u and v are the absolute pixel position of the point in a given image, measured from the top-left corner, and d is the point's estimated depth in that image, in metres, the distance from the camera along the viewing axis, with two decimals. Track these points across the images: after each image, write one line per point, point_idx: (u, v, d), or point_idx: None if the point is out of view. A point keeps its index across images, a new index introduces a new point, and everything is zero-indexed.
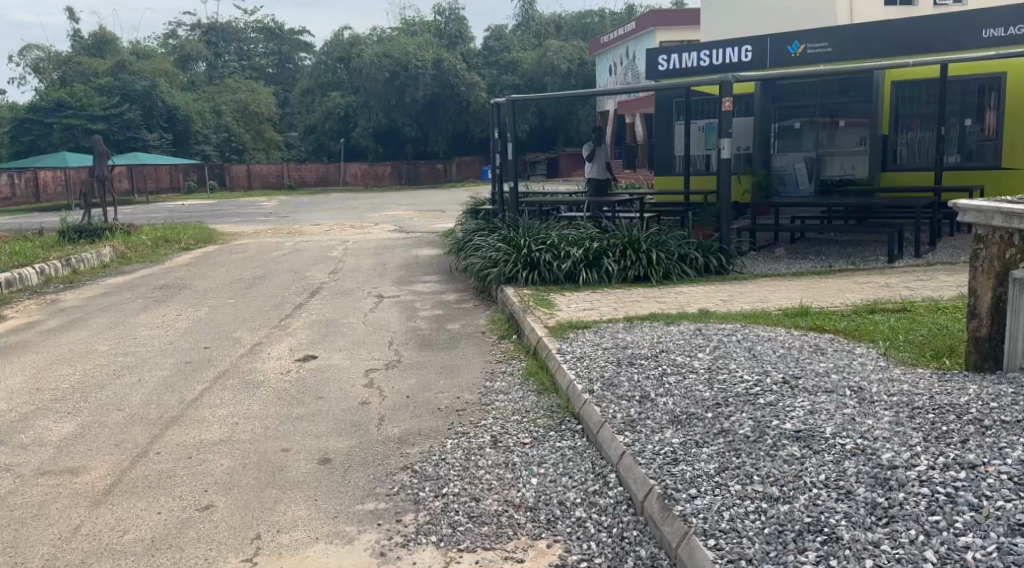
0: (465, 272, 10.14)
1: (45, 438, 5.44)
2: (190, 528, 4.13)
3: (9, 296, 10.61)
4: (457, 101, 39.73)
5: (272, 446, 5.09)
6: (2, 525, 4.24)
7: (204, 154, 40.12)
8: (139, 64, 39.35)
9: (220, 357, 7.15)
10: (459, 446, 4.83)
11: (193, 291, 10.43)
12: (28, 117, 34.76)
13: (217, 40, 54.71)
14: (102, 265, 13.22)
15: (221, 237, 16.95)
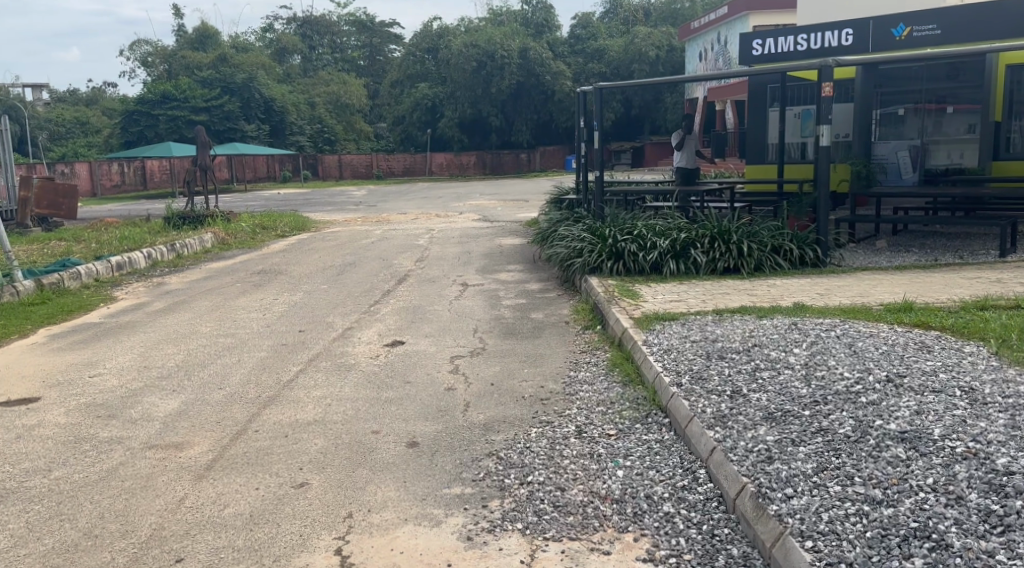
0: (549, 261, 10.11)
1: (153, 413, 5.69)
2: (286, 504, 4.25)
3: (120, 279, 11.13)
4: (543, 90, 39.71)
5: (362, 427, 5.19)
6: (114, 495, 4.45)
7: (298, 145, 41.20)
8: (238, 57, 40.65)
9: (314, 340, 7.32)
10: (543, 435, 4.82)
11: (288, 276, 10.73)
12: (137, 109, 36.43)
13: (311, 34, 56.17)
14: (204, 250, 13.74)
15: (314, 224, 17.39)
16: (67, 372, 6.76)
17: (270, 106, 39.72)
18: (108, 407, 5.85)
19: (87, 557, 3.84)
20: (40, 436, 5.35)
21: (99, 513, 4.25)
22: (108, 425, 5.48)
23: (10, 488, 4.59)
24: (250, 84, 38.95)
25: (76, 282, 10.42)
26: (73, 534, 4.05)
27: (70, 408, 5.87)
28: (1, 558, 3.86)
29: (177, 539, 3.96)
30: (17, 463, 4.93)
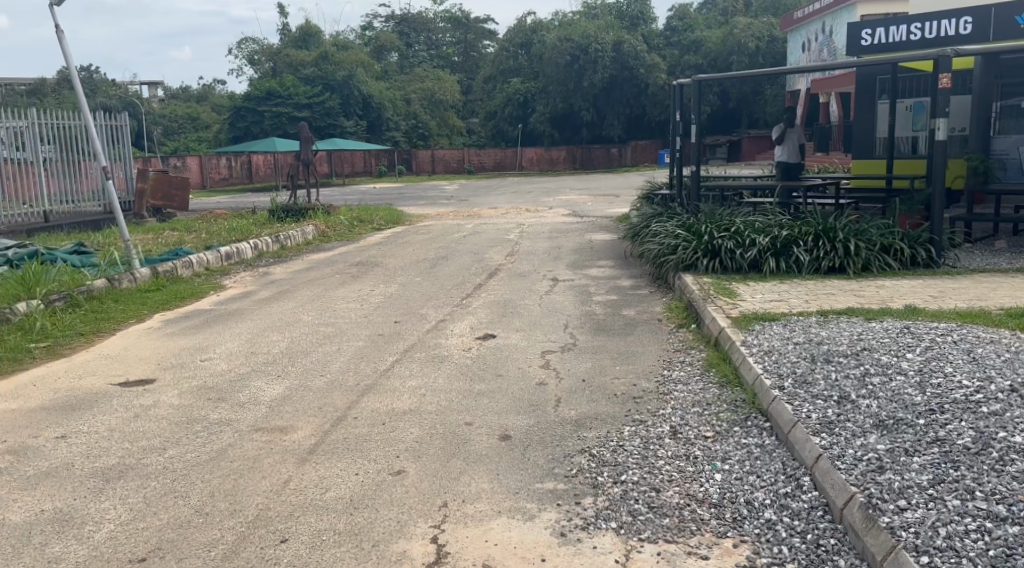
0: (641, 257, 9.99)
1: (259, 397, 5.89)
2: (384, 490, 4.34)
3: (228, 268, 11.57)
4: (638, 84, 39.26)
5: (456, 419, 5.24)
6: (223, 474, 4.63)
7: (394, 140, 41.99)
8: (338, 55, 41.70)
9: (409, 331, 7.44)
10: (636, 434, 4.76)
11: (384, 268, 10.93)
12: (244, 107, 37.89)
13: (407, 32, 57.34)
14: (306, 241, 14.14)
15: (409, 218, 17.69)
16: (180, 356, 7.06)
17: (368, 102, 40.60)
18: (218, 390, 6.09)
19: (199, 534, 4.00)
20: (157, 415, 5.61)
21: (210, 491, 4.42)
22: (218, 408, 5.70)
23: (129, 464, 4.83)
24: (350, 81, 39.92)
25: (188, 271, 10.89)
26: (186, 510, 4.23)
27: (183, 390, 6.13)
28: (122, 530, 4.07)
29: (282, 520, 4.08)
30: (136, 440, 5.18)
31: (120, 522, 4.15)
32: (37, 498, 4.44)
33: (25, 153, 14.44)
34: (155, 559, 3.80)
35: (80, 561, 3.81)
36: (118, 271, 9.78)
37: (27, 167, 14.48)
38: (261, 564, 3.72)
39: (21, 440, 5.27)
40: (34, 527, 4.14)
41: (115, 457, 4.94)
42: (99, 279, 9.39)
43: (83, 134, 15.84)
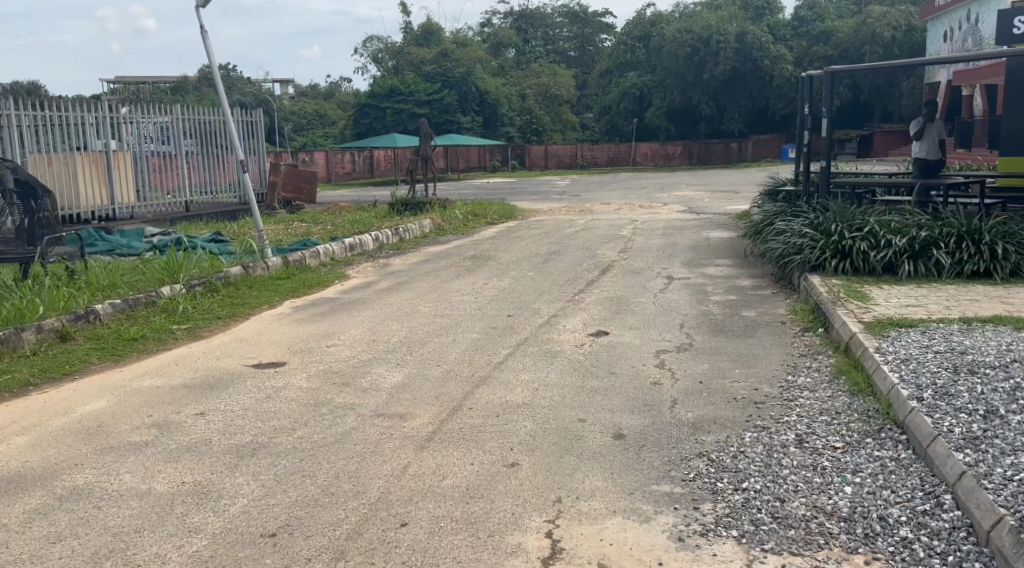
0: (762, 256, 9.68)
1: (380, 383, 6.05)
2: (498, 482, 4.36)
3: (351, 258, 11.93)
4: (762, 76, 38.10)
5: (569, 415, 5.20)
6: (347, 456, 4.79)
7: (509, 135, 42.31)
8: (458, 51, 42.29)
9: (522, 325, 7.45)
10: (759, 440, 4.59)
11: (499, 262, 11.00)
12: (367, 102, 38.96)
13: (526, 28, 57.78)
14: (423, 235, 14.39)
15: (522, 213, 17.75)
16: (307, 341, 7.31)
17: (485, 98, 41.08)
18: (342, 375, 6.28)
19: (324, 513, 4.13)
20: (286, 397, 5.84)
21: (334, 472, 4.59)
22: (343, 392, 5.89)
23: (261, 442, 5.05)
24: (468, 77, 40.44)
25: (315, 260, 11.27)
26: (313, 489, 4.40)
27: (309, 374, 6.35)
28: (254, 505, 4.25)
29: (402, 505, 4.18)
30: (267, 420, 5.42)
31: (252, 497, 4.34)
32: (178, 470, 4.69)
33: (170, 146, 15.30)
34: (285, 535, 3.95)
35: (217, 532, 4.00)
36: (252, 259, 10.23)
37: (172, 159, 15.33)
38: (382, 546, 3.82)
39: (165, 415, 5.56)
40: (176, 496, 4.37)
41: (249, 435, 5.18)
42: (234, 266, 9.85)
43: (222, 128, 16.67)
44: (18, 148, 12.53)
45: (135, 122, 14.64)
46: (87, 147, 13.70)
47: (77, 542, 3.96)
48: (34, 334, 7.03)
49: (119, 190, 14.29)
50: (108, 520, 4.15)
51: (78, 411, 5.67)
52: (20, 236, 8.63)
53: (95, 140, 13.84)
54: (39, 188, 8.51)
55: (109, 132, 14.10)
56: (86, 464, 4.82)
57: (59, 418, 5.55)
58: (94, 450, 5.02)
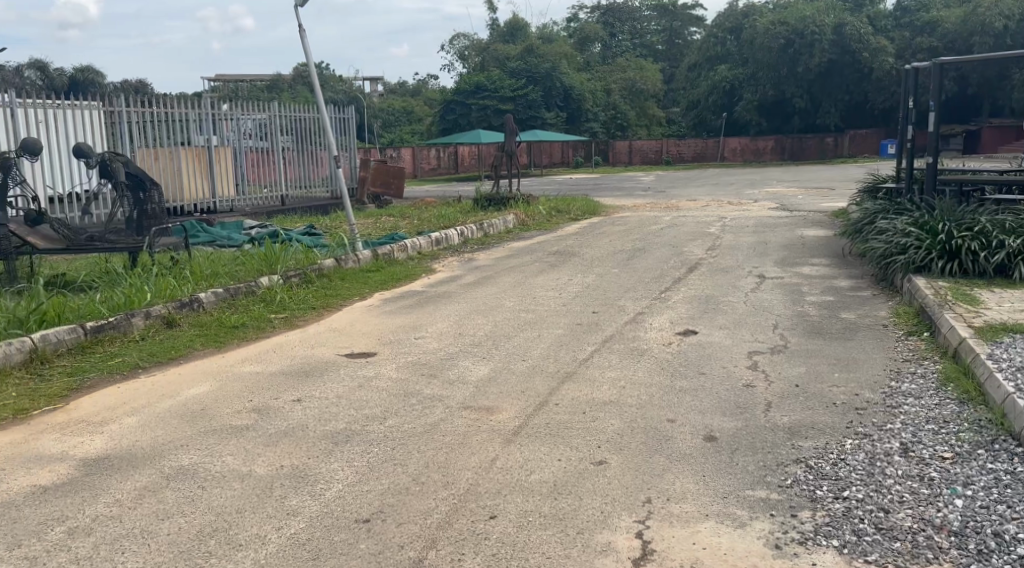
0: (861, 256, 9.36)
1: (467, 376, 6.08)
2: (586, 479, 4.33)
3: (437, 252, 12.03)
4: (859, 68, 36.79)
5: (658, 415, 5.10)
6: (436, 447, 4.84)
7: (594, 131, 42.11)
8: (544, 47, 42.22)
9: (607, 322, 7.38)
10: (860, 448, 4.43)
11: (583, 258, 10.94)
12: (453, 99, 39.37)
13: (613, 22, 57.43)
14: (508, 230, 14.42)
15: (606, 209, 17.60)
16: (395, 333, 7.39)
17: (570, 93, 41.00)
18: (429, 367, 6.34)
19: (415, 502, 4.21)
20: (377, 387, 5.93)
21: (424, 462, 4.65)
22: (430, 384, 5.94)
23: (354, 430, 5.16)
24: (552, 73, 40.46)
25: (402, 254, 11.42)
26: (404, 478, 4.48)
27: (399, 365, 6.43)
28: (348, 491, 4.37)
29: (490, 497, 4.22)
30: (359, 409, 5.52)
31: (346, 483, 4.45)
32: (276, 454, 4.83)
33: (267, 142, 15.74)
34: (377, 521, 4.05)
35: (314, 516, 4.13)
36: (344, 252, 10.43)
37: (269, 155, 15.76)
38: (472, 537, 3.85)
39: (264, 400, 5.72)
40: (275, 480, 4.51)
41: (342, 422, 5.29)
42: (327, 259, 10.06)
43: (316, 125, 17.05)
44: (126, 143, 13.08)
45: (235, 119, 15.10)
46: (190, 143, 14.19)
47: (183, 520, 4.10)
48: (142, 320, 7.33)
49: (220, 184, 14.77)
50: (212, 500, 4.30)
51: (183, 394, 5.87)
52: (129, 226, 9.05)
53: (198, 136, 14.33)
54: (149, 181, 8.91)
55: (211, 128, 14.55)
56: (191, 445, 4.99)
57: (166, 400, 5.76)
58: (198, 432, 5.19)
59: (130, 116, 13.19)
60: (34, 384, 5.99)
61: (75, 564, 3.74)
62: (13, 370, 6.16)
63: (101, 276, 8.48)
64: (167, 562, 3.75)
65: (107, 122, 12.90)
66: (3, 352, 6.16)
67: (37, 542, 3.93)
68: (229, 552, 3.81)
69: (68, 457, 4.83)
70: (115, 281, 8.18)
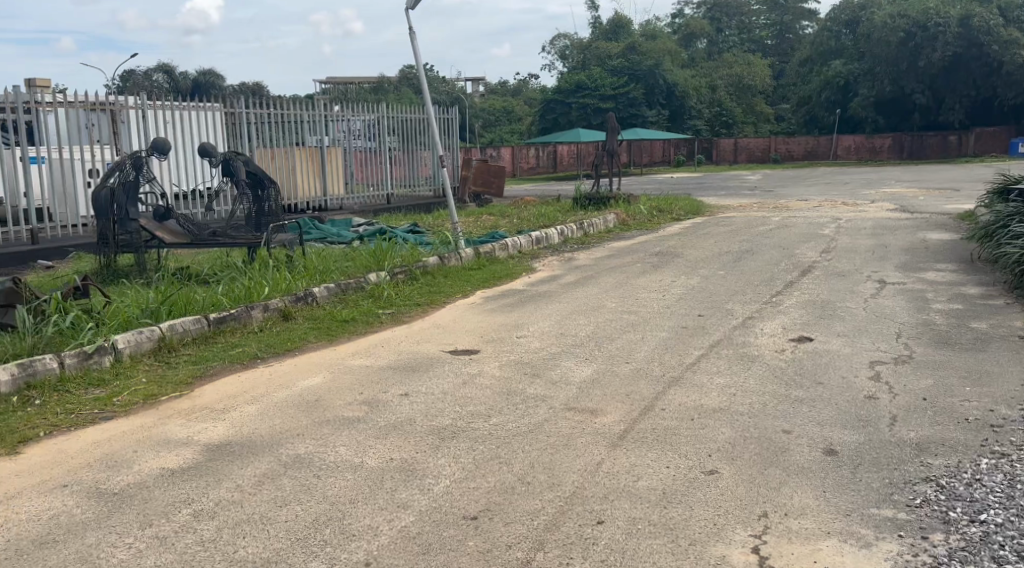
0: (991, 262, 8.83)
1: (570, 377, 6.04)
2: (697, 489, 4.21)
3: (538, 252, 12.01)
4: (987, 62, 34.52)
5: (773, 425, 4.93)
6: (541, 448, 4.81)
7: (697, 129, 41.38)
8: (648, 44, 41.69)
9: (715, 326, 7.19)
10: (997, 468, 4.17)
11: (688, 259, 10.73)
12: (554, 98, 39.31)
13: (721, 17, 57.47)
14: (607, 230, 14.28)
15: (710, 209, 17.22)
16: (498, 331, 7.41)
17: (673, 91, 40.39)
18: (532, 366, 6.32)
19: (521, 502, 4.19)
20: (480, 384, 5.95)
21: (529, 462, 4.63)
22: (534, 383, 5.92)
23: (460, 426, 5.18)
24: (656, 70, 39.91)
25: (503, 253, 11.46)
26: (510, 477, 4.46)
27: (502, 363, 6.44)
28: (455, 487, 4.38)
29: (598, 501, 4.16)
30: (464, 405, 5.54)
31: (453, 479, 4.47)
32: (386, 447, 4.89)
33: (375, 142, 16.08)
34: (485, 519, 4.05)
35: (423, 510, 4.16)
36: (448, 251, 10.54)
37: (377, 155, 16.11)
38: (581, 542, 3.80)
39: (373, 393, 5.81)
40: (385, 472, 4.58)
41: (448, 418, 5.32)
42: (432, 256, 10.19)
43: (422, 126, 17.34)
44: (245, 143, 13.57)
45: (346, 120, 15.47)
46: (304, 143, 14.63)
47: (300, 508, 4.21)
48: (260, 313, 7.57)
49: (330, 183, 15.19)
50: (326, 489, 4.39)
51: (297, 385, 6.02)
52: (248, 223, 9.37)
53: (311, 136, 14.77)
54: (267, 180, 9.25)
55: (323, 129, 14.96)
56: (306, 434, 5.11)
57: (282, 390, 5.92)
58: (313, 422, 5.31)
59: (249, 117, 13.68)
60: (162, 370, 6.27)
61: (200, 545, 3.89)
62: (143, 357, 6.46)
63: (222, 270, 8.80)
64: (285, 549, 3.85)
65: (228, 123, 13.40)
66: (135, 340, 6.47)
67: (166, 522, 4.09)
68: (343, 542, 3.90)
69: (193, 442, 5.02)
70: (234, 275, 8.48)
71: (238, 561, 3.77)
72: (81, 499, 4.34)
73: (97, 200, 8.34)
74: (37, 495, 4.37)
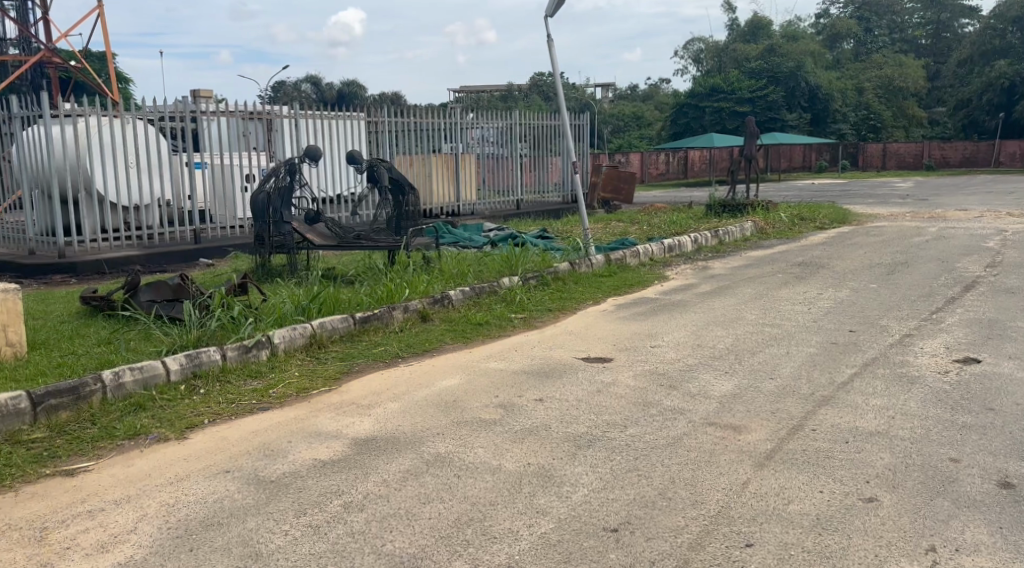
0: None
1: (710, 391, 5.86)
2: (855, 516, 4.01)
3: (670, 259, 11.79)
4: None
5: (937, 452, 4.64)
6: (682, 463, 4.69)
7: (841, 133, 39.67)
8: (788, 46, 40.34)
9: (868, 343, 6.83)
10: None
11: (834, 271, 10.25)
12: (687, 103, 38.79)
13: (870, 15, 54.83)
14: (745, 238, 13.85)
15: (857, 218, 16.43)
16: (632, 340, 7.31)
17: (816, 93, 38.86)
18: (669, 378, 6.19)
19: (664, 518, 4.10)
20: (616, 393, 5.87)
21: (671, 477, 4.52)
22: (670, 395, 5.79)
23: (597, 435, 5.12)
24: (797, 72, 38.51)
25: (635, 260, 11.31)
26: (650, 491, 4.37)
27: (637, 373, 6.34)
28: (594, 497, 4.33)
29: (745, 523, 4.01)
30: (599, 414, 5.48)
31: (592, 489, 4.42)
32: (523, 451, 4.90)
33: (507, 149, 16.25)
34: (626, 532, 3.98)
35: (563, 518, 4.13)
36: (579, 257, 10.50)
37: (508, 161, 16.27)
38: (728, 564, 3.69)
39: (509, 397, 5.83)
40: (524, 476, 4.58)
41: (584, 426, 5.28)
42: (564, 262, 10.18)
43: (554, 132, 17.38)
44: (386, 150, 13.98)
45: (480, 128, 15.70)
46: (439, 150, 14.94)
47: (443, 506, 4.26)
48: (402, 314, 7.75)
49: (464, 189, 15.45)
50: (468, 489, 4.43)
51: (436, 385, 6.13)
52: (389, 227, 9.63)
53: (446, 144, 15.06)
54: (408, 186, 9.47)
55: (458, 136, 15.24)
56: (446, 434, 5.18)
57: (422, 389, 6.04)
58: (452, 422, 5.38)
59: (388, 125, 14.09)
60: (312, 365, 6.52)
61: (351, 537, 4.00)
62: (295, 353, 6.74)
63: (364, 272, 9.08)
64: (429, 546, 3.91)
65: (369, 131, 13.84)
66: (288, 336, 6.75)
67: (319, 512, 4.23)
68: (485, 544, 3.92)
69: (342, 436, 5.18)
70: (376, 277, 8.73)
71: (386, 555, 3.85)
72: (242, 484, 4.55)
73: (255, 203, 8.78)
74: (203, 478, 4.61)
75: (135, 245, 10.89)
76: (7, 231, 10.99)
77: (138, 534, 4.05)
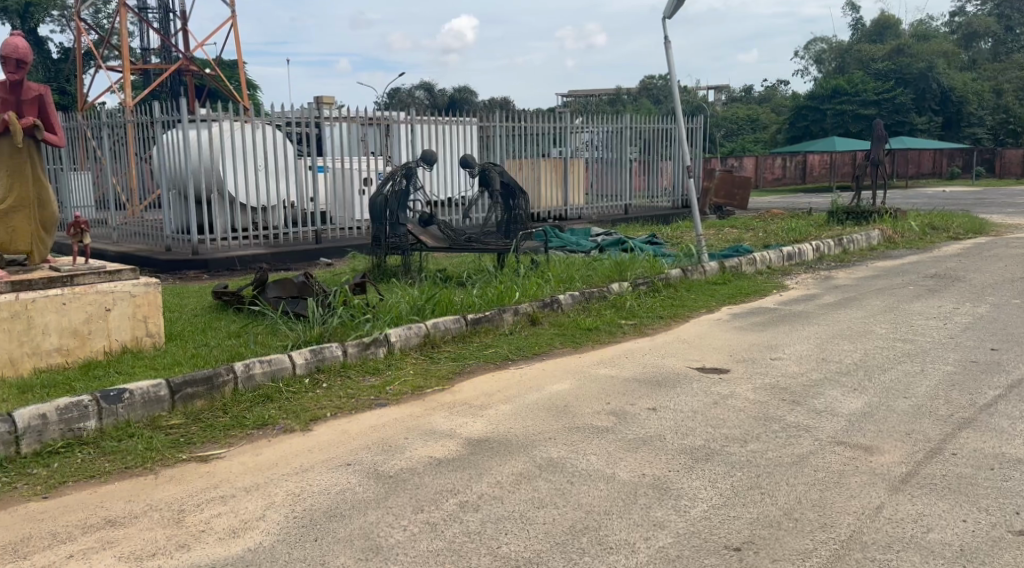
0: None
1: (837, 408, 5.61)
2: (1004, 550, 3.75)
3: (789, 268, 11.39)
4: None
5: None
6: (808, 482, 4.49)
7: (975, 137, 37.56)
8: (919, 47, 38.68)
9: (1012, 363, 6.40)
10: None
11: (970, 284, 9.67)
12: (806, 106, 37.66)
13: (1010, 12, 51.70)
14: (870, 247, 13.24)
15: (995, 228, 15.46)
16: (750, 351, 7.08)
17: (948, 95, 37.23)
18: (792, 393, 5.94)
19: (791, 539, 3.93)
20: (735, 406, 5.69)
21: (796, 496, 4.33)
22: (794, 411, 5.57)
23: (714, 449, 4.97)
24: (929, 72, 36.86)
25: (751, 268, 10.99)
26: (775, 511, 4.20)
27: (756, 386, 6.11)
28: (714, 513, 4.19)
29: (880, 550, 3.80)
30: (717, 427, 5.32)
31: (712, 504, 4.28)
32: (638, 461, 4.80)
33: (618, 153, 16.09)
34: (750, 552, 3.84)
35: (682, 532, 4.02)
36: (691, 263, 10.27)
37: (618, 166, 16.12)
38: None
39: (621, 405, 5.74)
40: (639, 487, 4.48)
41: (701, 439, 5.13)
42: (675, 268, 9.98)
43: (665, 136, 17.10)
44: (496, 154, 14.08)
45: (589, 132, 15.63)
46: (548, 156, 14.96)
47: (557, 512, 4.22)
48: (512, 316, 7.76)
49: (572, 193, 15.41)
50: (582, 497, 4.38)
51: (550, 389, 6.08)
52: (499, 230, 9.67)
53: (555, 148, 15.07)
54: (519, 190, 9.50)
55: (567, 141, 15.23)
56: (559, 440, 5.13)
57: (535, 393, 6.01)
58: (564, 428, 5.33)
59: (500, 130, 14.18)
60: (426, 365, 6.59)
61: (467, 536, 4.00)
62: (410, 352, 6.83)
63: (476, 274, 9.14)
64: (545, 551, 3.87)
65: (480, 136, 13.96)
66: (404, 335, 6.86)
67: (435, 510, 4.26)
68: (601, 553, 3.85)
69: (456, 436, 5.20)
70: (487, 279, 8.77)
71: (502, 558, 3.83)
72: (363, 478, 4.62)
73: (373, 206, 8.98)
74: (326, 470, 4.72)
75: (261, 244, 11.33)
76: (148, 229, 11.64)
77: (266, 522, 4.17)
